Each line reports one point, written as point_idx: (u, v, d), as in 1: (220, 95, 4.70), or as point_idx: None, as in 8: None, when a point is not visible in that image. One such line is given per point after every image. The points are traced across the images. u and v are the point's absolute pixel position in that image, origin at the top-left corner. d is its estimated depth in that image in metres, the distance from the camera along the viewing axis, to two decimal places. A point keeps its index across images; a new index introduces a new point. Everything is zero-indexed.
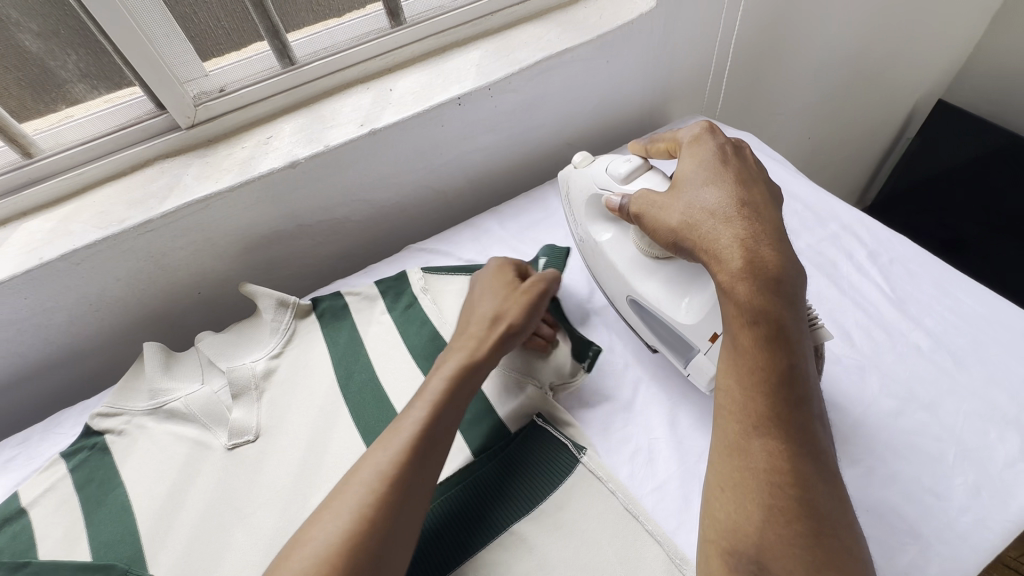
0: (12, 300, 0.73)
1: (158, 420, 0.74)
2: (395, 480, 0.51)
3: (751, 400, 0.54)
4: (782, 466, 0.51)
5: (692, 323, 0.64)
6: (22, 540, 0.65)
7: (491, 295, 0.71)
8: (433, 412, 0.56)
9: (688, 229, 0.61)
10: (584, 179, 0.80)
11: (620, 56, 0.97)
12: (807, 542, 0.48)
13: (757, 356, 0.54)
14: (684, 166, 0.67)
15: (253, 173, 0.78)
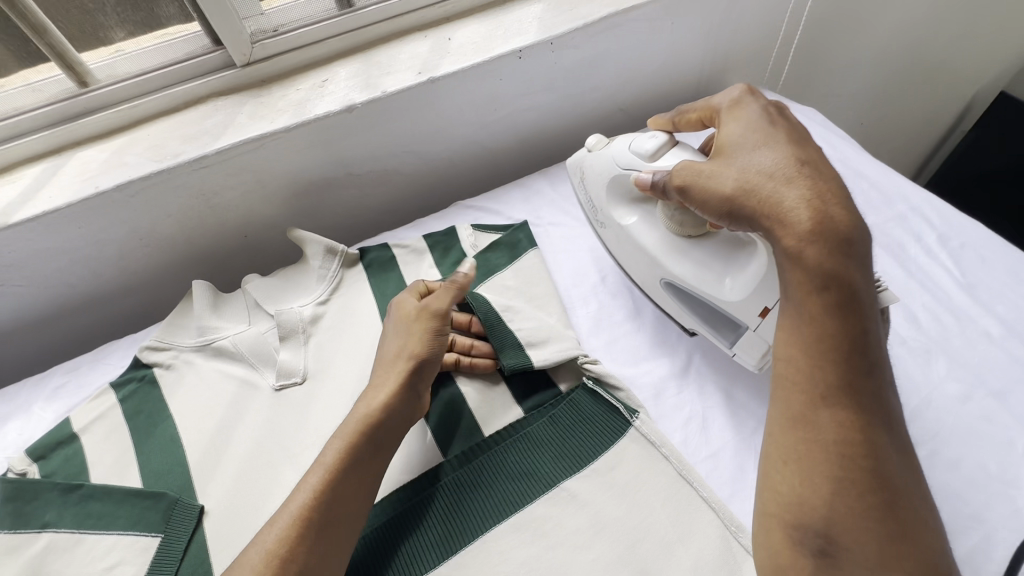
0: (66, 228, 0.72)
1: (206, 357, 0.74)
2: (307, 526, 0.52)
3: (818, 370, 0.51)
4: (851, 437, 0.49)
5: (739, 301, 0.62)
6: (75, 463, 0.66)
7: (392, 335, 0.66)
8: (327, 478, 0.54)
9: (745, 194, 0.56)
10: (602, 160, 0.75)
11: (686, 18, 0.93)
12: (879, 514, 0.47)
13: (828, 325, 0.51)
14: (728, 131, 0.63)
15: (309, 115, 0.76)
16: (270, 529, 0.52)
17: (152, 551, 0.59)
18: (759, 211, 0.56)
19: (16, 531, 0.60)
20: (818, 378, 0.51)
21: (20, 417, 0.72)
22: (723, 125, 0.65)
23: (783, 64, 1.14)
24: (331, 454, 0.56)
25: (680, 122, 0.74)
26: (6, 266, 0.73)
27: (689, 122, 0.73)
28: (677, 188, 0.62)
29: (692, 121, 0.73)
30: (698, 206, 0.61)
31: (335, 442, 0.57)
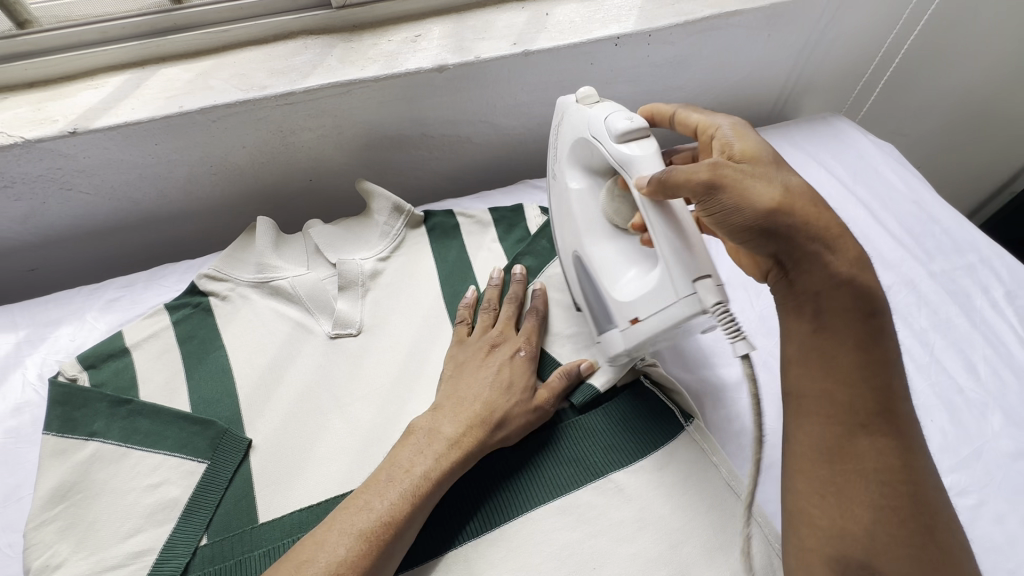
0: (143, 143, 0.72)
1: (262, 294, 0.74)
2: (375, 546, 0.50)
3: (856, 396, 0.50)
4: (890, 464, 0.48)
5: (623, 301, 0.61)
6: (126, 377, 0.66)
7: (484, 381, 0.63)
8: (401, 506, 0.53)
9: (788, 209, 0.53)
10: (578, 117, 0.67)
11: (782, 32, 0.91)
12: (919, 539, 0.46)
13: (873, 351, 0.50)
14: (746, 148, 0.58)
15: (400, 69, 0.75)
16: (337, 547, 0.50)
17: (196, 476, 0.59)
18: (801, 230, 0.52)
19: (62, 435, 0.60)
20: (856, 405, 0.50)
21: (72, 323, 0.72)
22: (734, 143, 0.59)
23: (863, 94, 1.12)
24: (416, 479, 0.55)
25: (679, 120, 0.66)
26: (78, 170, 0.72)
27: (688, 128, 0.65)
28: (703, 187, 0.53)
29: (692, 126, 0.65)
30: (718, 215, 0.54)
31: (420, 469, 0.55)
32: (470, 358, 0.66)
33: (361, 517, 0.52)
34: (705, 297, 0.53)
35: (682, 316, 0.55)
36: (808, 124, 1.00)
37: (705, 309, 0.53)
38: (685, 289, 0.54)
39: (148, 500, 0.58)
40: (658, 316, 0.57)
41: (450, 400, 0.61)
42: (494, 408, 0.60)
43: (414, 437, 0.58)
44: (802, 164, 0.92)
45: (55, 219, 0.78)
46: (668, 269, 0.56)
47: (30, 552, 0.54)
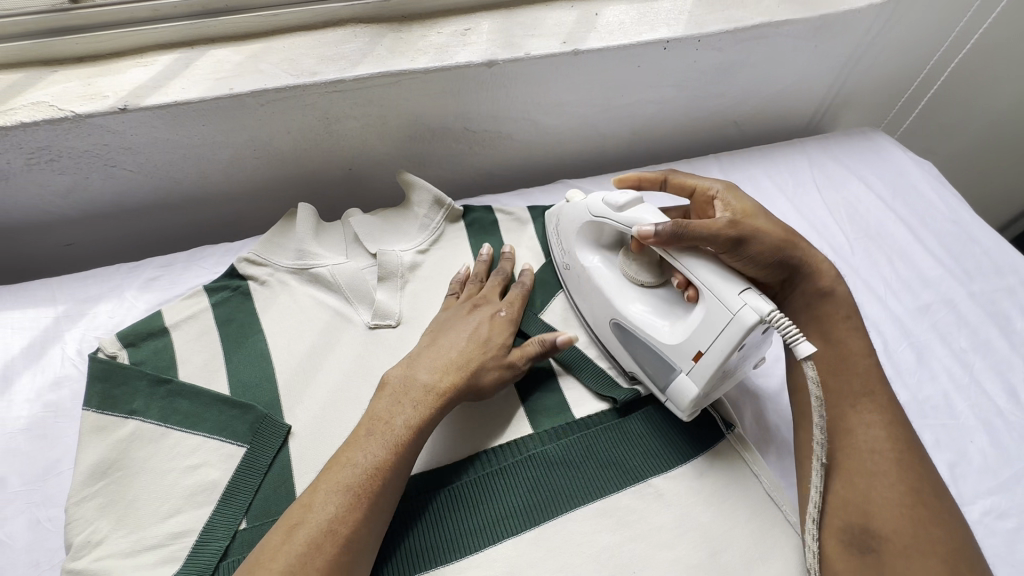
0: (191, 123, 0.71)
1: (301, 281, 0.74)
2: (365, 496, 0.51)
3: (843, 380, 0.60)
4: (879, 436, 0.56)
5: (677, 342, 0.60)
6: (164, 357, 0.66)
7: (458, 334, 0.64)
8: (390, 458, 0.53)
9: (790, 247, 0.63)
10: (575, 209, 0.71)
11: (828, 43, 0.91)
12: (909, 501, 0.52)
13: (852, 340, 0.62)
14: (743, 204, 0.66)
15: (451, 62, 0.75)
16: (329, 500, 0.50)
17: (236, 460, 0.59)
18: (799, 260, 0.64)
19: (102, 412, 0.60)
20: (846, 388, 0.59)
21: (111, 300, 0.72)
22: (732, 201, 0.66)
23: (901, 110, 1.11)
24: (398, 431, 0.55)
25: (672, 182, 0.71)
26: (124, 147, 0.72)
27: (683, 188, 0.71)
28: (731, 240, 0.60)
29: (686, 187, 0.71)
30: (742, 259, 0.62)
31: (401, 421, 0.56)
32: (450, 318, 0.67)
33: (347, 472, 0.52)
34: (759, 306, 0.53)
35: (742, 333, 0.53)
36: (847, 139, 0.99)
37: (762, 317, 0.53)
38: (736, 302, 0.54)
39: (188, 481, 0.57)
40: (719, 343, 0.56)
41: (426, 354, 0.62)
42: (468, 362, 0.61)
43: (392, 395, 0.58)
44: (841, 180, 0.91)
45: (97, 196, 0.78)
46: (712, 292, 0.56)
47: (71, 527, 0.54)
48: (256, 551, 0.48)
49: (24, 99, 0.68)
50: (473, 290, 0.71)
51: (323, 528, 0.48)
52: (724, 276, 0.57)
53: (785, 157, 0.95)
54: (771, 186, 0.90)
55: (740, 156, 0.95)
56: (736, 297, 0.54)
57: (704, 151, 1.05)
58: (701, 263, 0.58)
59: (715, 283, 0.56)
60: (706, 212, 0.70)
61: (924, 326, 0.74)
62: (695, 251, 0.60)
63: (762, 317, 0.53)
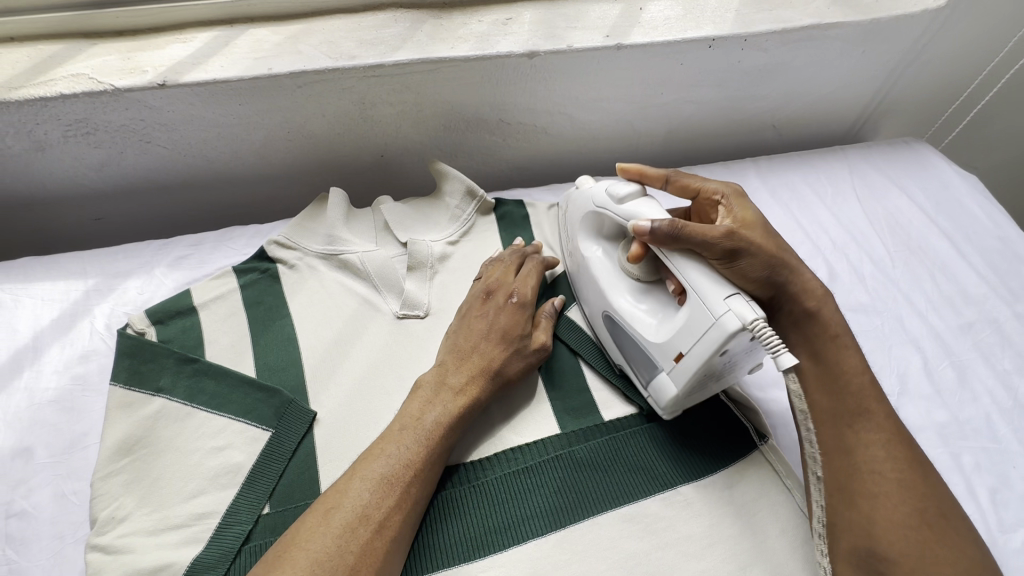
0: (228, 102, 0.71)
1: (330, 266, 0.73)
2: (398, 488, 0.51)
3: (838, 401, 0.55)
4: (879, 456, 0.52)
5: (661, 343, 0.58)
6: (192, 336, 0.65)
7: (473, 332, 0.63)
8: (420, 454, 0.53)
9: (779, 263, 0.58)
10: (582, 196, 0.69)
11: (877, 49, 0.88)
12: (914, 523, 0.50)
13: (845, 359, 0.57)
14: (745, 212, 0.61)
15: (492, 51, 0.74)
16: (362, 491, 0.50)
17: (260, 444, 0.58)
18: (788, 278, 0.58)
19: (130, 388, 0.60)
20: (840, 407, 0.55)
21: (141, 276, 0.71)
22: (736, 209, 0.62)
23: (945, 121, 1.08)
24: (428, 427, 0.55)
25: (675, 183, 0.66)
26: (160, 123, 0.72)
27: (686, 190, 0.66)
28: (725, 251, 0.56)
29: (688, 190, 0.66)
30: (737, 276, 0.56)
31: (431, 417, 0.56)
32: (468, 311, 0.66)
33: (380, 464, 0.52)
34: (744, 313, 0.51)
35: (722, 339, 0.51)
36: (889, 148, 0.96)
37: (745, 325, 0.50)
38: (719, 307, 0.52)
39: (212, 463, 0.57)
40: (699, 347, 0.53)
41: (451, 353, 0.62)
42: (486, 363, 0.61)
43: (420, 395, 0.58)
44: (882, 190, 0.89)
45: (130, 171, 0.77)
46: (699, 295, 0.54)
47: (96, 502, 0.54)
48: (287, 536, 0.48)
49: (64, 70, 0.68)
50: (490, 275, 0.69)
51: (356, 519, 0.48)
52: (715, 278, 0.54)
53: (824, 164, 0.92)
54: (811, 195, 0.88)
55: (778, 161, 0.93)
56: (721, 303, 0.52)
57: (740, 154, 1.03)
58: (690, 264, 0.56)
59: (705, 286, 0.54)
60: (708, 216, 0.65)
61: (966, 344, 0.72)
62: (687, 252, 0.57)
63: (744, 326, 0.50)
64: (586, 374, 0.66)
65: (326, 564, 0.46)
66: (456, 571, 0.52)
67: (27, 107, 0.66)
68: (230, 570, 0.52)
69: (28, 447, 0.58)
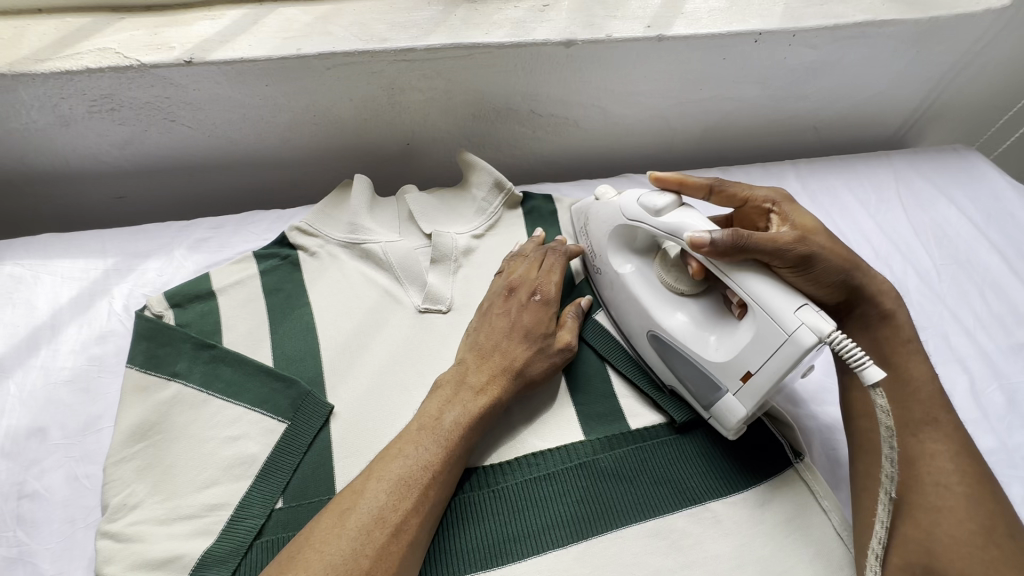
0: (254, 82, 0.69)
1: (351, 256, 0.71)
2: (415, 490, 0.49)
3: (902, 408, 0.53)
4: (945, 469, 0.50)
5: (723, 361, 0.55)
6: (210, 321, 0.64)
7: (496, 331, 0.61)
8: (439, 455, 0.51)
9: (851, 267, 0.56)
10: (608, 208, 0.65)
11: (932, 49, 0.83)
12: (980, 541, 0.47)
13: (914, 366, 0.54)
14: (802, 219, 0.59)
15: (528, 39, 0.71)
16: (380, 491, 0.48)
17: (276, 436, 0.57)
18: (862, 281, 0.56)
19: (146, 371, 0.58)
20: (907, 416, 0.53)
21: (161, 258, 0.70)
22: (791, 216, 0.59)
23: (997, 130, 1.02)
24: (447, 427, 0.53)
25: (720, 193, 0.62)
26: (185, 102, 0.70)
27: (731, 200, 0.62)
28: (798, 257, 0.53)
29: (736, 199, 0.62)
30: (808, 281, 0.56)
31: (450, 417, 0.54)
32: (489, 308, 0.63)
33: (397, 464, 0.50)
34: (819, 325, 0.49)
35: (799, 354, 0.49)
36: (937, 155, 0.91)
37: (823, 338, 0.48)
38: (792, 322, 0.49)
39: (226, 453, 0.55)
40: (771, 364, 0.51)
41: (471, 352, 0.60)
42: (510, 363, 0.58)
43: (439, 396, 0.56)
44: (930, 199, 0.84)
45: (153, 150, 0.76)
46: (766, 309, 0.51)
47: (108, 488, 0.53)
48: (304, 533, 0.46)
49: (91, 44, 0.66)
50: (512, 271, 0.66)
51: (375, 521, 0.47)
52: (781, 289, 0.52)
53: (868, 169, 0.88)
54: (854, 202, 0.83)
55: (819, 165, 0.89)
56: (793, 316, 0.50)
57: (777, 156, 0.99)
58: (756, 275, 0.53)
59: (770, 298, 0.51)
60: (755, 223, 0.62)
61: (1017, 367, 0.68)
62: (751, 265, 0.53)
63: (821, 338, 0.49)
64: (613, 379, 0.63)
65: (342, 567, 0.44)
66: None
67: (53, 80, 0.65)
68: (241, 565, 0.50)
69: (42, 428, 0.57)
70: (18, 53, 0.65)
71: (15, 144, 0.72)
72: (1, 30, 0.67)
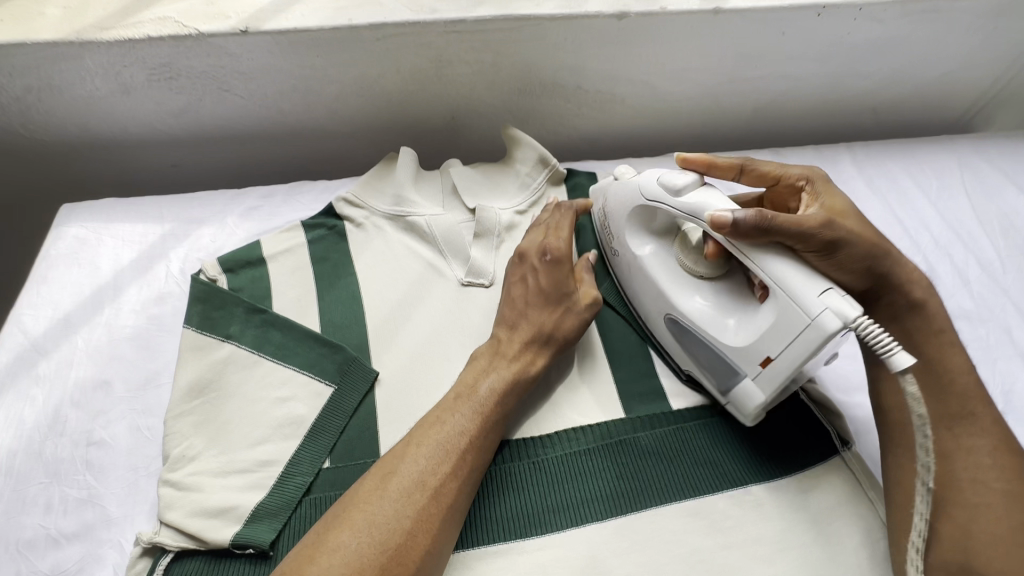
0: (307, 53, 0.70)
1: (395, 228, 0.71)
2: (452, 457, 0.50)
3: (938, 401, 0.50)
4: (983, 463, 0.48)
5: (742, 346, 0.53)
6: (261, 286, 0.65)
7: (516, 300, 0.61)
8: (475, 424, 0.52)
9: (879, 252, 0.53)
10: (628, 188, 0.63)
11: (1008, 26, 0.78)
12: (1022, 539, 0.45)
13: (950, 357, 0.52)
14: (834, 201, 0.56)
15: (580, 11, 0.69)
16: (420, 457, 0.49)
17: (323, 399, 0.58)
18: (890, 267, 0.53)
19: (202, 332, 0.60)
20: (941, 409, 0.50)
21: (214, 224, 0.72)
22: (823, 197, 0.57)
23: None
24: (482, 397, 0.53)
25: (750, 173, 0.60)
26: (238, 72, 0.71)
27: (762, 179, 0.60)
28: (824, 243, 0.50)
29: (768, 177, 0.60)
30: (833, 268, 0.52)
31: (485, 386, 0.54)
32: (507, 279, 0.63)
33: (435, 431, 0.51)
34: (844, 310, 0.46)
35: (821, 340, 0.47)
36: (1006, 140, 0.86)
37: (848, 323, 0.46)
38: (815, 306, 0.47)
39: (277, 413, 0.57)
40: (793, 350, 0.49)
41: (500, 325, 0.60)
42: (535, 330, 0.58)
43: (472, 368, 0.56)
44: (996, 187, 0.80)
45: (206, 119, 0.78)
46: (785, 291, 0.49)
47: (168, 439, 0.56)
48: (349, 494, 0.48)
49: (151, 13, 0.68)
50: (524, 239, 0.66)
51: (416, 486, 0.48)
52: (808, 272, 0.49)
53: (930, 154, 0.84)
54: (912, 188, 0.80)
55: (876, 148, 0.85)
56: (816, 300, 0.47)
57: (829, 139, 0.95)
58: (782, 258, 0.50)
59: (792, 281, 0.49)
60: (785, 201, 0.60)
61: None
62: (773, 246, 0.51)
63: (847, 323, 0.46)
64: (653, 359, 0.63)
65: (385, 526, 0.45)
66: (512, 545, 0.51)
67: (117, 48, 0.67)
68: (291, 519, 0.52)
69: (107, 381, 0.60)
70: (85, 21, 0.67)
71: (80, 110, 0.75)
72: None
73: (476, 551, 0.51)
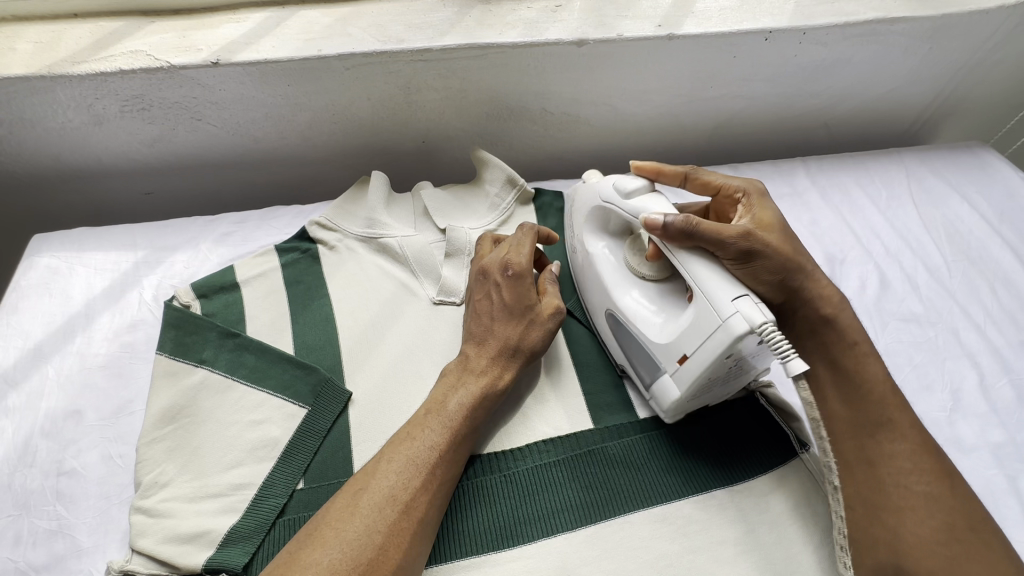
0: (277, 82, 0.72)
1: (368, 249, 0.73)
2: (422, 471, 0.51)
3: (860, 410, 0.54)
4: (904, 468, 0.51)
5: (666, 344, 0.55)
6: (234, 311, 0.66)
7: (481, 317, 0.62)
8: (445, 438, 0.53)
9: (794, 266, 0.57)
10: (589, 191, 0.66)
11: (943, 46, 0.83)
12: (945, 537, 0.48)
13: (868, 368, 0.55)
14: (764, 213, 0.59)
15: (541, 39, 0.73)
16: (390, 472, 0.50)
17: (297, 420, 0.59)
18: (805, 283, 0.57)
19: (175, 357, 0.61)
20: (861, 418, 0.53)
21: (187, 251, 0.73)
22: (755, 209, 0.60)
23: (1011, 127, 1.02)
24: (451, 411, 0.55)
25: (695, 180, 0.63)
26: (210, 102, 0.73)
27: (705, 188, 0.63)
28: (740, 252, 0.54)
29: (710, 187, 0.63)
30: (749, 276, 0.56)
31: (454, 401, 0.56)
32: (472, 296, 0.65)
33: (407, 446, 0.52)
34: (752, 315, 0.48)
35: (729, 342, 0.49)
36: (949, 151, 0.91)
37: (753, 328, 0.48)
38: (726, 310, 0.49)
39: (250, 435, 0.58)
40: (703, 349, 0.51)
41: (468, 341, 0.61)
42: (501, 344, 0.60)
43: (441, 386, 0.58)
44: (941, 196, 0.84)
45: (180, 148, 0.79)
46: (706, 296, 0.51)
47: (140, 466, 0.56)
48: (320, 514, 0.49)
49: (122, 47, 0.69)
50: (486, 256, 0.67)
51: (386, 501, 0.49)
52: (727, 279, 0.52)
53: (879, 166, 0.88)
54: (864, 199, 0.84)
55: (829, 162, 0.89)
56: (729, 305, 0.49)
57: (787, 154, 0.99)
58: (702, 262, 0.53)
59: (711, 287, 0.51)
60: (726, 215, 0.63)
61: None
62: (697, 251, 0.54)
63: (753, 329, 0.48)
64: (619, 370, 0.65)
65: (356, 542, 0.46)
66: (484, 559, 0.52)
67: (88, 81, 0.68)
68: (265, 541, 0.53)
69: (78, 410, 0.60)
70: (56, 56, 0.68)
71: (52, 142, 0.76)
72: (41, 34, 0.71)
73: (450, 565, 0.52)
